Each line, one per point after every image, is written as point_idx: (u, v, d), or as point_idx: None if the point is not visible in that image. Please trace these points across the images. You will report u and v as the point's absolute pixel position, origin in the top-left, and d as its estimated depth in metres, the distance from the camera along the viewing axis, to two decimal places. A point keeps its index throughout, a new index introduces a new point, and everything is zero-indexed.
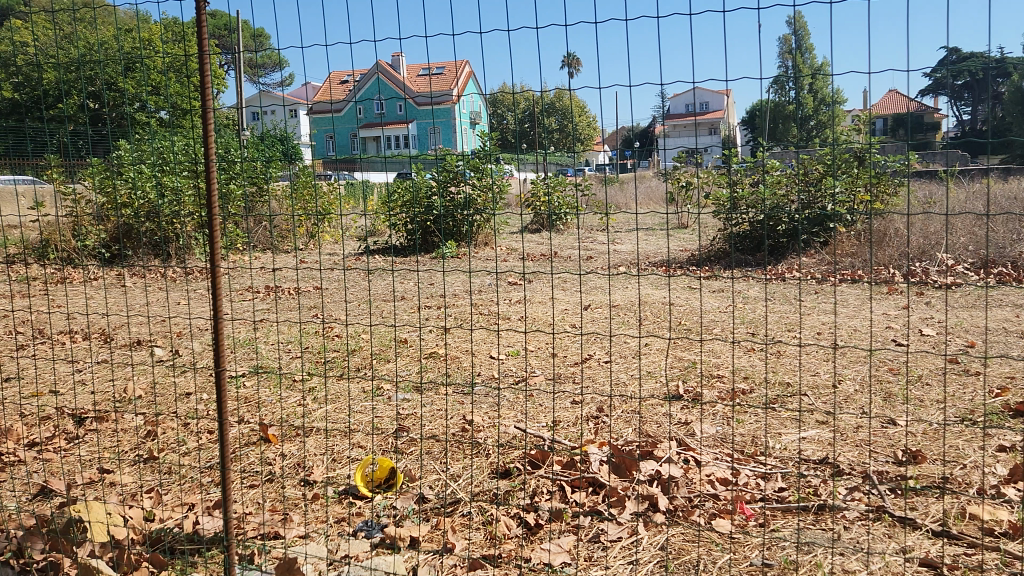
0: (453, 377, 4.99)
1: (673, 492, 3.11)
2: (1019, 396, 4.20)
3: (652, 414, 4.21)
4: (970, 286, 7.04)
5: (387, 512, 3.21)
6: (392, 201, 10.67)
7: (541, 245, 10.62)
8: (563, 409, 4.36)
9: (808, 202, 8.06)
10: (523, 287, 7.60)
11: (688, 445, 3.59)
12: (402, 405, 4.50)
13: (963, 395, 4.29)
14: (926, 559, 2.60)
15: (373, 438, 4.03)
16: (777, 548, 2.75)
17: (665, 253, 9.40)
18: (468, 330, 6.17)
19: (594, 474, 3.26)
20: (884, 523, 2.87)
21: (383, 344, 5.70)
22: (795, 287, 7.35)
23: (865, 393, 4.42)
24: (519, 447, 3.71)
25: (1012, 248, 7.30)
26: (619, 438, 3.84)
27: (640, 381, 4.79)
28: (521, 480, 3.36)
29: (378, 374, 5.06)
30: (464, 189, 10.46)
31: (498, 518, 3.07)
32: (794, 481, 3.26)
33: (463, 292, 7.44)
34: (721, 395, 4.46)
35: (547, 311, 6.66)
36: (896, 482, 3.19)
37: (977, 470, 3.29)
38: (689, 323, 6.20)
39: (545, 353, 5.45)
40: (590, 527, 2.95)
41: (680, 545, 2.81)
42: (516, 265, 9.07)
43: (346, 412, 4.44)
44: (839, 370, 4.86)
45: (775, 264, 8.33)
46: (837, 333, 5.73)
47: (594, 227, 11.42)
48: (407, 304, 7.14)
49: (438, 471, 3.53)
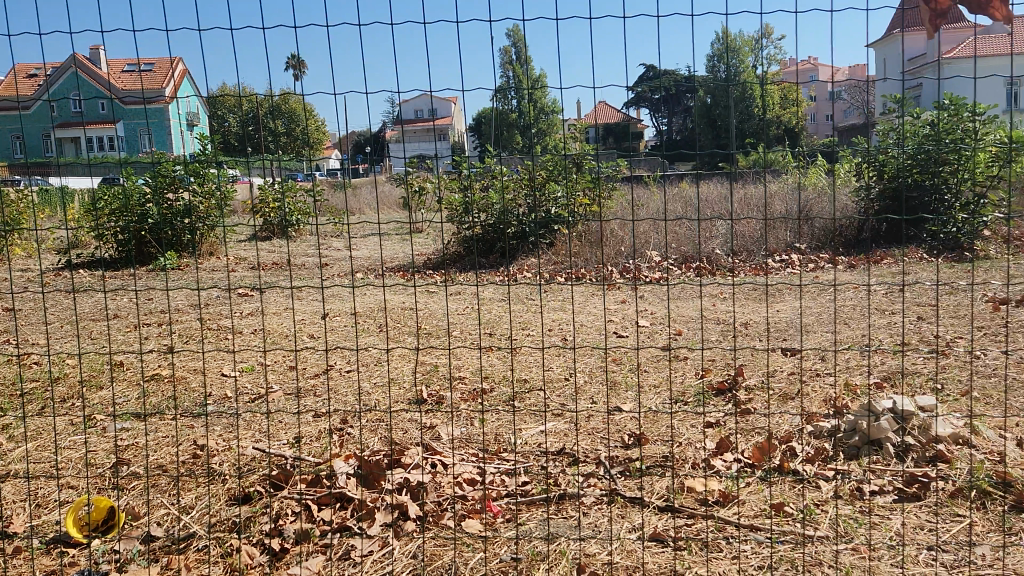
0: (180, 400, 4.57)
1: (421, 497, 3.07)
2: (720, 376, 4.71)
3: (395, 422, 4.14)
4: (680, 277, 7.81)
5: (106, 558, 2.85)
6: (102, 219, 9.50)
7: (272, 254, 10.16)
8: (303, 424, 4.15)
9: (535, 206, 8.49)
10: (255, 297, 7.20)
11: (432, 448, 3.57)
12: (120, 436, 4.04)
13: (676, 378, 4.72)
14: (655, 534, 2.81)
15: (85, 477, 3.56)
16: (524, 541, 2.81)
17: (401, 257, 9.42)
18: (195, 348, 5.71)
19: (339, 488, 3.12)
20: (618, 505, 3.06)
21: (95, 369, 5.09)
22: (529, 287, 7.68)
23: (594, 383, 4.70)
24: (257, 469, 3.47)
25: (706, 245, 8.20)
26: (363, 449, 3.73)
27: (382, 390, 4.70)
28: (262, 504, 3.14)
29: (89, 404, 4.50)
30: (185, 195, 9.71)
31: (238, 548, 2.84)
32: (536, 473, 3.36)
33: (188, 306, 6.88)
34: (463, 397, 4.51)
35: (282, 323, 6.36)
36: (625, 465, 3.41)
37: (691, 446, 3.61)
38: (429, 327, 6.23)
39: (281, 366, 5.19)
40: (339, 544, 2.82)
41: (432, 552, 2.79)
42: (252, 277, 8.51)
43: (49, 450, 3.89)
44: (570, 363, 5.14)
45: (505, 264, 8.64)
46: (566, 329, 6.06)
47: (328, 235, 11.14)
48: (122, 322, 6.45)
49: (167, 504, 3.20)
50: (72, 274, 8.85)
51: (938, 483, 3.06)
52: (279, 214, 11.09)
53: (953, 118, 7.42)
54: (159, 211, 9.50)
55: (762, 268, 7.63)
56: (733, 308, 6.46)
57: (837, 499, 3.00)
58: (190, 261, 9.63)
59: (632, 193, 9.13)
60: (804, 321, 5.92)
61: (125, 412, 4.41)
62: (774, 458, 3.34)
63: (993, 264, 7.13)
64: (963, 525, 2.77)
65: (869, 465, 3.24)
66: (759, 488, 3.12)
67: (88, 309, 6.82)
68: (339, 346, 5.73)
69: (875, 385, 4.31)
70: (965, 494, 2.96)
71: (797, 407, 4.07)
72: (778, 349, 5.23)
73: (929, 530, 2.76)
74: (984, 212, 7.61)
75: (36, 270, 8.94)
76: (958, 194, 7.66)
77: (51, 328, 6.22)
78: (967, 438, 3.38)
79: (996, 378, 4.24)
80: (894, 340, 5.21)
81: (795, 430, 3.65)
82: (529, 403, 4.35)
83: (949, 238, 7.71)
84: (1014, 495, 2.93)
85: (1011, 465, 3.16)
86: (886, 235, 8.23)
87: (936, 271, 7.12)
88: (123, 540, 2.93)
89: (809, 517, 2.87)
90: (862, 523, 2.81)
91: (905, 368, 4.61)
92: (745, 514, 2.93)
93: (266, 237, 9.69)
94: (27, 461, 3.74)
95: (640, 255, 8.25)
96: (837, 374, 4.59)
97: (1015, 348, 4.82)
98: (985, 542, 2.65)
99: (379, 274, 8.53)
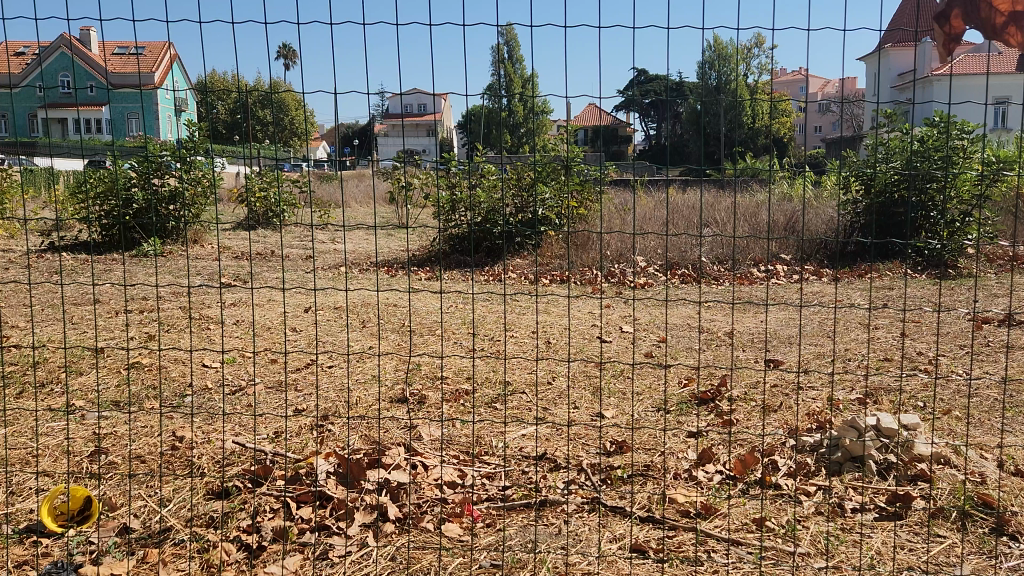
0: (158, 390, 4.51)
1: (401, 499, 3.03)
2: (703, 385, 4.69)
3: (374, 420, 4.09)
4: (659, 276, 7.81)
5: (80, 549, 2.79)
6: (83, 197, 9.36)
7: (254, 244, 10.06)
8: (281, 419, 4.09)
9: (522, 207, 8.44)
10: (236, 288, 7.13)
11: (412, 449, 3.52)
12: (98, 424, 3.96)
13: (658, 386, 4.69)
14: (636, 545, 2.79)
15: (61, 465, 3.49)
16: (503, 548, 2.78)
17: (384, 253, 9.34)
18: (174, 338, 5.62)
19: (319, 486, 3.07)
20: (599, 513, 3.03)
21: (72, 355, 4.99)
22: (508, 285, 7.67)
23: (576, 387, 4.67)
24: (235, 464, 3.42)
25: (692, 252, 8.18)
26: (342, 447, 3.67)
27: (362, 387, 4.65)
28: (239, 500, 3.09)
29: (67, 390, 4.42)
30: (170, 181, 9.59)
31: (215, 545, 2.79)
32: (516, 479, 3.33)
33: (168, 293, 6.77)
34: (445, 397, 4.45)
35: (261, 314, 6.27)
36: (607, 472, 3.38)
37: (673, 455, 3.58)
38: (411, 324, 6.17)
39: (261, 359, 5.12)
40: (317, 544, 2.78)
41: (410, 554, 2.75)
42: (233, 268, 8.43)
43: (24, 436, 3.81)
44: (552, 367, 5.09)
45: (490, 263, 8.63)
46: (548, 331, 6.03)
47: (311, 226, 11.07)
48: (99, 307, 6.33)
49: (144, 496, 3.14)
50: (51, 256, 8.72)
51: (919, 502, 3.05)
52: (264, 204, 10.99)
53: (942, 135, 7.44)
54: (142, 196, 9.36)
55: (748, 278, 7.66)
56: (716, 317, 6.46)
57: (818, 515, 2.99)
58: (175, 245, 9.53)
59: (619, 197, 9.11)
60: (787, 333, 5.93)
61: (102, 400, 4.33)
62: (756, 471, 3.32)
63: (975, 282, 7.18)
64: (944, 546, 2.77)
65: (850, 482, 3.23)
66: (740, 501, 3.10)
67: (67, 292, 6.71)
68: (320, 342, 5.66)
69: (856, 401, 4.31)
70: (946, 515, 2.96)
71: (779, 420, 4.06)
72: (760, 361, 5.22)
73: (910, 550, 2.75)
74: (969, 231, 7.66)
75: (16, 251, 8.79)
76: (944, 212, 7.71)
77: (28, 312, 6.11)
78: (948, 458, 3.38)
79: (976, 398, 4.24)
80: (876, 356, 5.21)
81: (777, 443, 3.63)
82: (510, 406, 4.31)
83: (933, 255, 7.75)
84: (995, 517, 2.93)
85: (991, 487, 3.17)
86: (871, 249, 8.25)
87: (919, 288, 7.16)
88: (99, 531, 2.87)
89: (790, 533, 2.85)
90: (842, 540, 2.80)
91: (886, 385, 4.60)
92: (726, 527, 2.91)
93: (243, 226, 9.60)
94: (3, 446, 3.67)
95: (624, 259, 8.20)
96: (818, 387, 4.58)
97: (995, 369, 4.84)
98: (964, 564, 2.64)
99: (363, 270, 8.47)
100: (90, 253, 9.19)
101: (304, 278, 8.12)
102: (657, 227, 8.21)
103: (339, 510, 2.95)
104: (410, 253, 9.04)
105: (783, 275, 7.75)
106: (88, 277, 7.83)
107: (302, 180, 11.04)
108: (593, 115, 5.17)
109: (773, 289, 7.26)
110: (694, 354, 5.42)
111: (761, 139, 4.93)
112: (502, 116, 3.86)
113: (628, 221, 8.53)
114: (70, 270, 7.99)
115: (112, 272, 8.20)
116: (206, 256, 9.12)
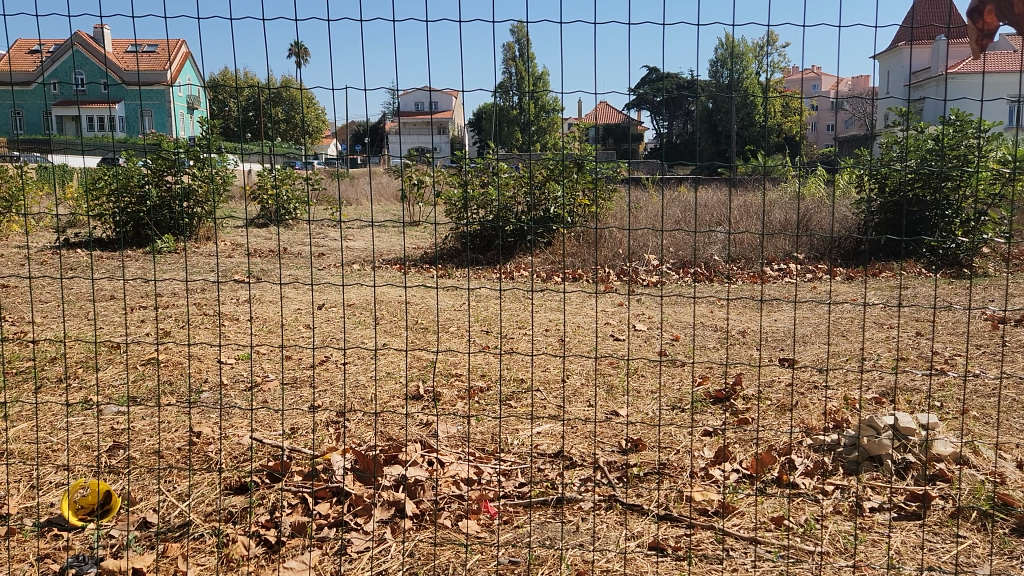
0: (175, 387, 4.52)
1: (418, 495, 3.03)
2: (718, 383, 4.67)
3: (389, 416, 4.08)
4: (670, 272, 7.82)
5: (101, 543, 2.80)
6: (97, 193, 9.41)
7: (269, 241, 10.13)
8: (297, 415, 4.10)
9: (535, 204, 8.44)
10: (251, 287, 7.18)
11: (429, 446, 3.52)
12: (116, 420, 3.98)
13: (673, 384, 4.68)
14: (655, 543, 2.78)
15: (80, 459, 3.51)
16: (521, 544, 2.78)
17: (399, 250, 9.39)
18: (191, 334, 5.66)
19: (337, 482, 3.08)
20: (616, 511, 3.02)
21: (90, 350, 5.04)
22: (520, 284, 7.67)
23: (590, 385, 4.66)
24: (253, 459, 3.43)
25: (705, 250, 8.19)
26: (359, 444, 3.67)
27: (378, 383, 4.66)
28: (258, 495, 3.10)
29: (86, 386, 4.45)
30: (185, 179, 9.66)
31: (234, 539, 2.80)
32: (534, 476, 3.32)
33: (184, 290, 6.82)
34: (460, 395, 4.45)
35: (279, 312, 6.31)
36: (624, 470, 3.37)
37: (689, 454, 3.57)
38: (425, 322, 6.18)
39: (277, 356, 5.14)
40: (336, 539, 2.78)
41: (428, 551, 2.74)
42: (241, 265, 8.47)
43: (44, 431, 3.83)
44: (567, 365, 5.09)
45: (502, 257, 8.64)
46: (563, 329, 6.02)
47: (330, 224, 11.10)
48: (117, 304, 6.39)
49: (162, 490, 3.15)
50: (68, 252, 8.81)
51: (940, 502, 3.03)
52: (276, 202, 11.07)
53: (960, 134, 7.36)
54: (158, 193, 9.42)
55: (760, 277, 7.66)
56: (732, 316, 6.45)
57: (837, 514, 2.97)
58: (187, 239, 9.60)
59: (633, 194, 9.08)
60: (803, 331, 5.90)
61: (120, 396, 4.35)
62: (773, 470, 3.30)
63: (992, 282, 7.15)
64: (965, 546, 2.74)
65: (869, 481, 3.21)
66: (759, 499, 3.08)
67: (85, 289, 6.77)
68: (336, 339, 5.67)
69: (873, 400, 4.27)
70: (965, 515, 2.94)
71: (795, 419, 4.04)
72: (775, 360, 5.19)
73: (930, 549, 2.73)
74: (985, 230, 7.62)
75: (33, 248, 8.87)
76: (960, 211, 7.69)
77: (47, 307, 6.17)
78: (967, 458, 3.36)
79: (994, 397, 4.22)
80: (892, 356, 5.17)
81: (794, 442, 3.60)
82: (525, 403, 4.30)
83: (950, 254, 7.69)
84: (1015, 517, 2.90)
85: (1012, 487, 3.14)
86: (886, 248, 8.22)
87: (935, 287, 7.14)
88: (121, 526, 2.89)
89: (809, 532, 2.84)
90: (862, 539, 2.79)
91: (903, 384, 4.59)
92: (745, 526, 2.89)
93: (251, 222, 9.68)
94: (25, 440, 3.68)
95: (638, 257, 8.21)
96: (835, 386, 4.56)
97: (1014, 368, 4.81)
98: (986, 565, 2.62)
99: (376, 267, 8.51)
100: (106, 250, 9.27)
101: (319, 275, 8.15)
102: (666, 223, 8.25)
103: (353, 507, 2.96)
104: (424, 252, 9.05)
105: (797, 274, 7.77)
106: (106, 274, 7.90)
107: (315, 178, 11.07)
108: (607, 113, 5.10)
109: (787, 288, 7.23)
110: (710, 354, 5.40)
111: (775, 137, 4.89)
112: (517, 114, 3.82)
113: (642, 218, 8.54)
114: (87, 266, 8.08)
115: (128, 268, 8.27)
116: (221, 254, 9.17)
